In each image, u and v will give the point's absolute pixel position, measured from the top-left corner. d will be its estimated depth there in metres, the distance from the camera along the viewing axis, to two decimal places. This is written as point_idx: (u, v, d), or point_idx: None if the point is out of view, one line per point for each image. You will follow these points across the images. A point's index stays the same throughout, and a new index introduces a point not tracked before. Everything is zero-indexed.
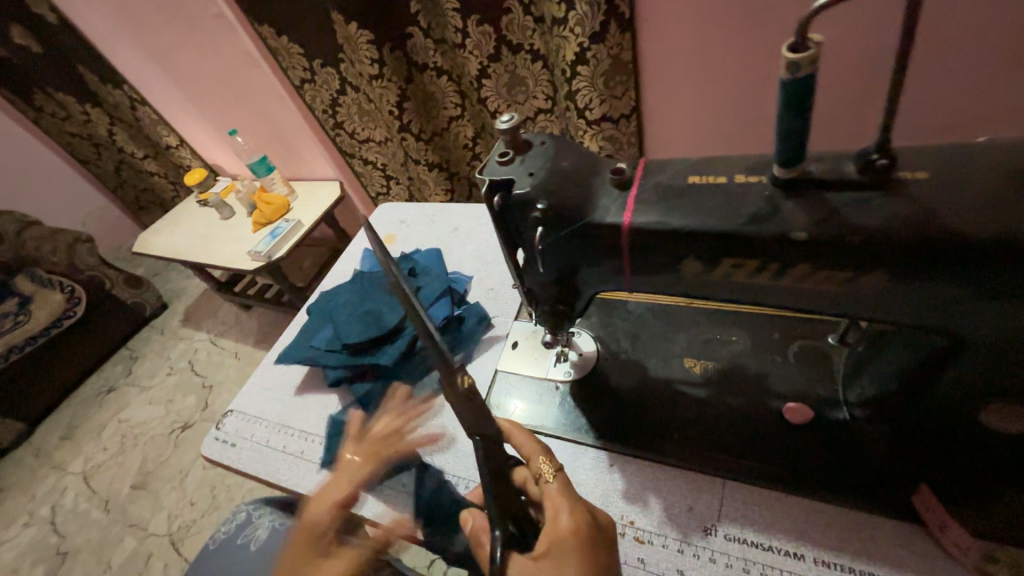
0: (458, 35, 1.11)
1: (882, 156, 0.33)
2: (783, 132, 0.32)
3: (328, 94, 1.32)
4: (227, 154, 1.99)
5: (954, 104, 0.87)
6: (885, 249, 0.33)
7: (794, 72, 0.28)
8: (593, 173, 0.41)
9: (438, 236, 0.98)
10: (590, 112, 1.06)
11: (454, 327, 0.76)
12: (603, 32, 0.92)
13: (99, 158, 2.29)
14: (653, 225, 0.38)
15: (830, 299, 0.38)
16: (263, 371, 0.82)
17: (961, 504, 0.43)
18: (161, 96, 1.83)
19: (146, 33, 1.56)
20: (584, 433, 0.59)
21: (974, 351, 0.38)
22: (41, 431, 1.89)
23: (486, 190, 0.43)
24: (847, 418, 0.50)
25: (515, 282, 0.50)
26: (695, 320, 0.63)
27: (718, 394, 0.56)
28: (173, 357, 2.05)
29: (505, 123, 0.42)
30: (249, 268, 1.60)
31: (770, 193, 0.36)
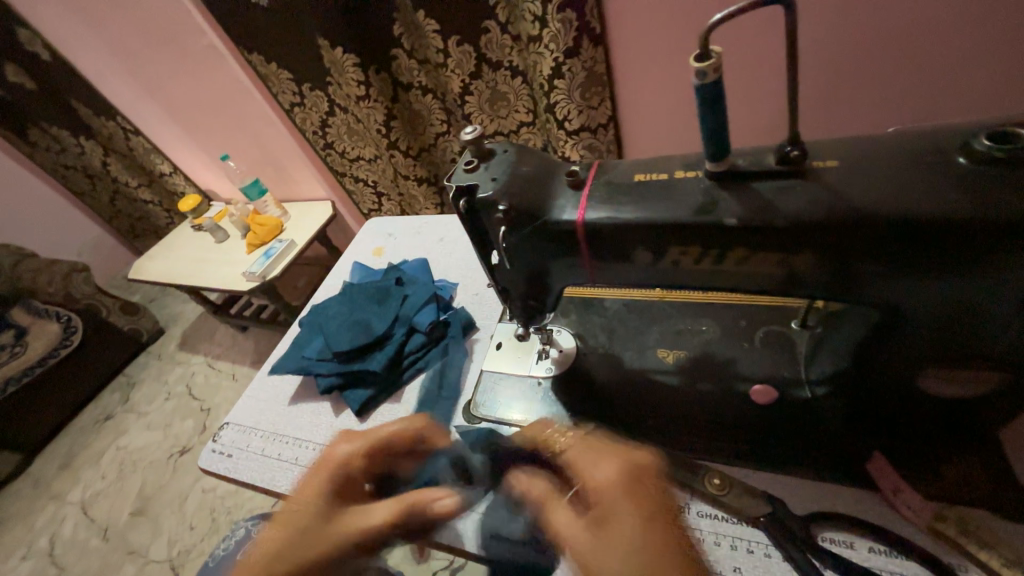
0: (440, 55, 1.15)
1: (794, 148, 0.37)
2: (706, 132, 0.35)
3: (317, 116, 1.37)
4: (220, 178, 2.04)
5: (900, 107, 0.92)
6: (808, 229, 0.36)
7: (703, 78, 0.32)
8: (551, 176, 0.45)
9: (426, 247, 1.02)
10: (568, 122, 1.11)
11: (441, 330, 0.79)
12: (576, 46, 0.98)
13: (94, 188, 2.33)
14: (606, 220, 0.41)
15: (773, 282, 0.41)
16: (258, 383, 0.84)
17: (912, 469, 0.46)
18: (154, 124, 1.88)
19: (138, 66, 1.61)
20: (565, 425, 0.62)
21: (910, 322, 0.40)
22: (40, 461, 1.89)
23: (453, 195, 0.46)
24: (808, 396, 0.53)
25: (490, 282, 0.54)
26: (667, 313, 0.66)
27: (690, 380, 0.59)
28: (171, 381, 2.06)
29: (469, 134, 0.46)
30: (244, 289, 1.63)
31: (706, 185, 0.39)
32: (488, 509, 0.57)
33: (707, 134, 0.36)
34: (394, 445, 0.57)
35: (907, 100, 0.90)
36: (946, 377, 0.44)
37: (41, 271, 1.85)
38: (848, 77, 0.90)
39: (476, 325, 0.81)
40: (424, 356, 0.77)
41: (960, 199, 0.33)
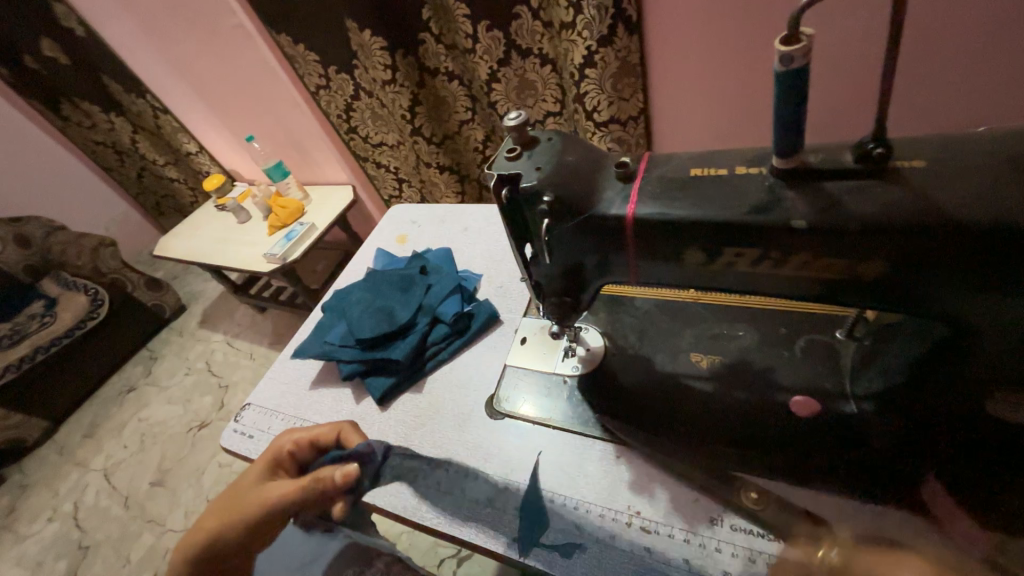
0: (469, 40, 1.12)
1: (878, 145, 0.34)
2: (779, 124, 0.33)
3: (344, 99, 1.36)
4: (244, 160, 2.05)
5: (962, 103, 0.87)
6: (883, 234, 0.33)
7: (787, 64, 0.29)
8: (598, 167, 0.43)
9: (449, 236, 1.00)
10: (597, 114, 1.07)
11: (465, 322, 0.77)
12: (611, 35, 0.94)
13: (123, 165, 2.37)
14: (658, 216, 0.39)
15: (835, 290, 0.39)
16: (280, 366, 0.84)
17: (971, 494, 0.43)
18: (181, 103, 1.89)
19: (169, 44, 1.62)
20: (591, 426, 0.60)
21: (985, 340, 0.37)
22: (65, 428, 1.95)
23: (493, 184, 0.44)
24: (856, 411, 0.50)
25: (524, 276, 0.52)
26: (702, 316, 0.64)
27: (726, 387, 0.57)
28: (191, 358, 2.10)
29: (513, 120, 0.43)
30: (265, 270, 1.65)
31: (771, 183, 0.36)
32: (511, 508, 0.56)
33: (779, 126, 0.33)
34: (320, 442, 0.62)
35: (970, 92, 0.86)
36: (1015, 400, 0.43)
37: (71, 244, 1.92)
38: (912, 64, 0.85)
39: (500, 318, 0.80)
40: (447, 347, 0.76)
41: None
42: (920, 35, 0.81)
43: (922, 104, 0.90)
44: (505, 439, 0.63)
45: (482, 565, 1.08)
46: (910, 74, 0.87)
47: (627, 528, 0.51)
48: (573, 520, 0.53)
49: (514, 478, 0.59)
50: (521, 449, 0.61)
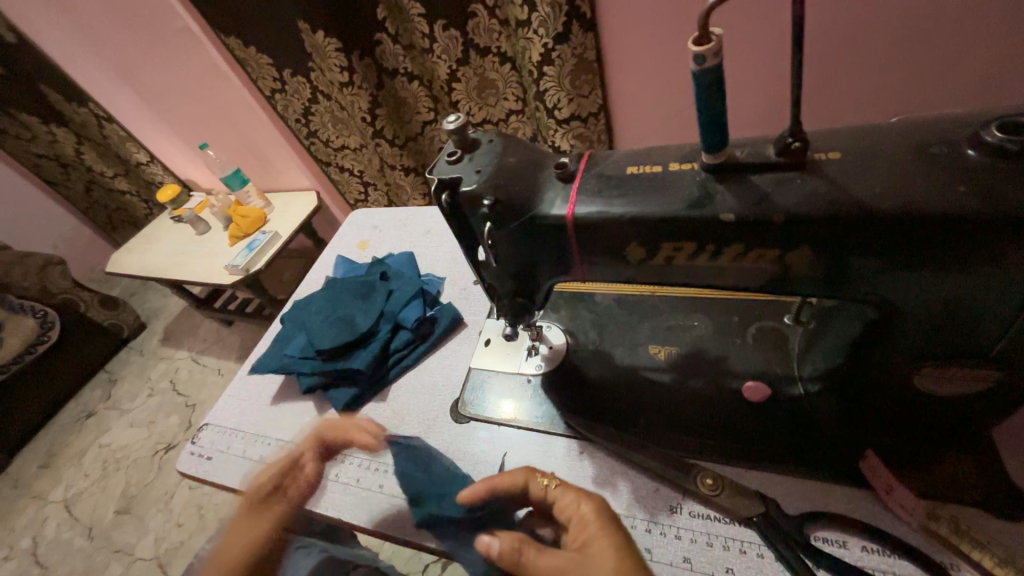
0: (425, 40, 1.11)
1: (796, 139, 0.35)
2: (704, 122, 0.33)
3: (300, 103, 1.32)
4: (199, 168, 1.97)
5: (895, 93, 0.91)
6: (805, 225, 0.35)
7: (701, 63, 0.30)
8: (539, 168, 0.43)
9: (412, 240, 0.99)
10: (558, 111, 1.08)
11: (428, 327, 0.76)
12: (566, 32, 0.94)
13: (67, 178, 2.24)
14: (597, 214, 0.39)
15: (769, 279, 0.40)
16: (238, 383, 0.81)
17: (903, 466, 0.46)
18: (127, 111, 1.80)
19: (108, 49, 1.53)
20: (555, 423, 0.60)
21: (907, 320, 0.39)
22: (18, 460, 1.84)
23: (435, 188, 0.44)
24: (802, 393, 0.52)
25: (477, 279, 0.51)
26: (659, 308, 0.65)
27: (682, 377, 0.58)
28: (154, 377, 2.01)
29: (452, 123, 0.43)
30: (226, 282, 1.59)
31: (702, 178, 0.37)
32: None
33: (706, 123, 0.33)
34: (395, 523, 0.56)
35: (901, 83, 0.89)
36: (936, 373, 0.42)
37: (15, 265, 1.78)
38: (843, 58, 0.88)
39: (464, 321, 0.79)
40: (411, 354, 0.75)
41: (969, 193, 0.31)
42: (856, 30, 0.84)
43: (863, 96, 0.93)
44: (470, 444, 0.62)
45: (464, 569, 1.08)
46: (842, 67, 0.90)
47: None
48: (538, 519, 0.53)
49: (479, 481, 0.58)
50: (485, 453, 0.61)
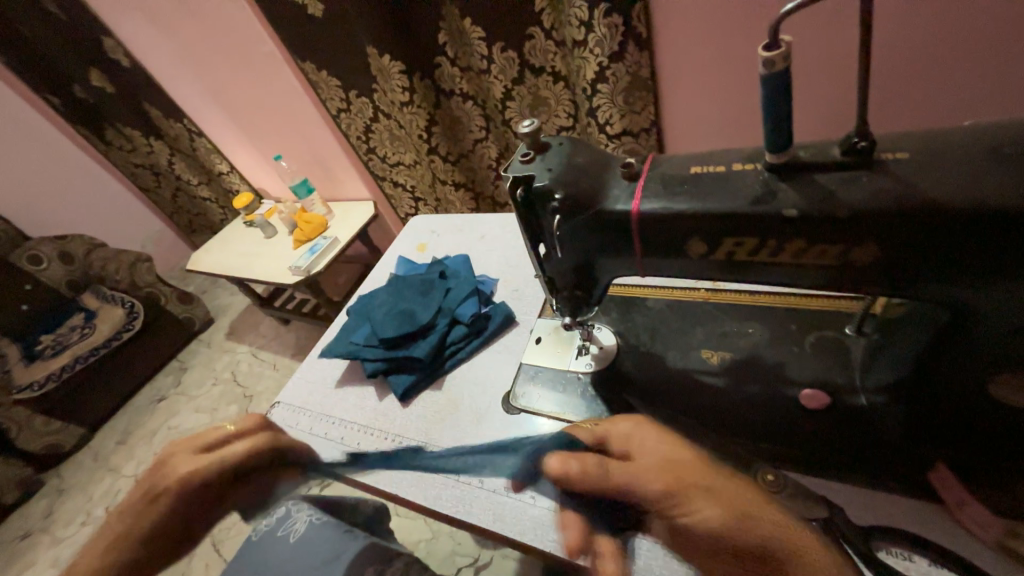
0: (484, 61, 1.19)
1: (863, 140, 0.36)
2: (770, 125, 0.36)
3: (363, 122, 1.44)
4: (271, 178, 2.16)
5: (964, 103, 0.90)
6: (874, 222, 0.36)
7: (770, 67, 0.32)
8: (605, 169, 0.46)
9: (467, 244, 1.05)
10: (610, 127, 1.12)
11: (481, 324, 0.81)
12: (621, 52, 0.99)
13: (159, 186, 2.52)
14: (661, 210, 0.42)
15: (832, 277, 0.41)
16: (308, 365, 0.89)
17: (979, 484, 0.44)
18: (215, 126, 2.02)
19: (205, 73, 1.74)
20: (605, 419, 0.62)
21: (980, 322, 0.39)
22: (100, 435, 2.04)
23: (509, 184, 0.48)
24: (865, 403, 0.51)
25: (537, 272, 0.56)
26: (712, 315, 0.66)
27: (736, 381, 0.58)
28: (218, 368, 2.18)
29: (527, 128, 0.47)
30: (290, 282, 1.72)
31: (766, 177, 0.39)
32: (527, 497, 0.58)
33: (770, 123, 0.36)
34: None
35: (967, 92, 0.88)
36: (1017, 384, 0.41)
37: (110, 261, 2.06)
38: (909, 64, 0.88)
39: (515, 320, 0.83)
40: (465, 347, 0.79)
41: None
42: (921, 43, 0.84)
43: (926, 108, 0.92)
44: (521, 433, 0.65)
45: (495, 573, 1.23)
46: (905, 70, 0.89)
47: None
48: None
49: None
50: None
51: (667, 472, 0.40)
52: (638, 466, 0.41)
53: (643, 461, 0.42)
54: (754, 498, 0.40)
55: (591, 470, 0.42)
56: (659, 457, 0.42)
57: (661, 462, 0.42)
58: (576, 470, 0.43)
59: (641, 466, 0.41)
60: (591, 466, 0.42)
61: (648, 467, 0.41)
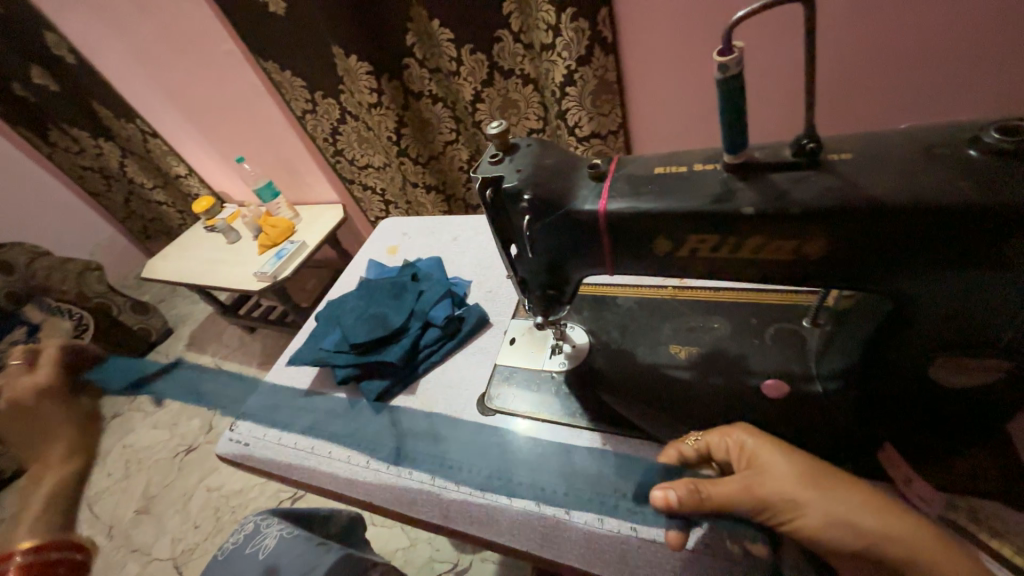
0: (453, 63, 1.18)
1: (811, 141, 0.38)
2: (727, 125, 0.37)
3: (329, 124, 1.40)
4: (233, 181, 2.07)
5: (905, 107, 0.96)
6: (824, 218, 0.38)
7: (725, 71, 0.34)
8: (572, 169, 0.47)
9: (440, 246, 1.04)
10: (579, 129, 1.14)
11: (455, 325, 0.81)
12: (588, 56, 1.01)
13: (110, 190, 2.39)
14: (627, 209, 0.43)
15: (788, 271, 0.43)
16: (275, 373, 0.86)
17: (925, 463, 0.47)
18: (171, 127, 1.93)
19: (159, 70, 1.66)
20: (578, 417, 0.63)
21: (919, 311, 0.42)
22: None
23: (479, 185, 0.48)
24: (821, 391, 0.54)
25: (509, 272, 0.56)
26: (679, 311, 0.68)
27: (703, 374, 0.60)
28: None
29: (495, 129, 0.48)
30: (255, 288, 1.66)
31: (725, 176, 0.41)
32: (502, 499, 0.56)
33: (727, 125, 0.37)
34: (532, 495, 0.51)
35: (908, 98, 0.94)
36: (954, 367, 0.44)
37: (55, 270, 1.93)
38: (849, 73, 0.94)
39: (489, 321, 0.83)
40: (439, 350, 0.79)
41: (967, 187, 0.34)
42: (868, 51, 0.90)
43: (872, 112, 0.98)
44: (494, 434, 0.64)
45: None
46: (849, 78, 0.95)
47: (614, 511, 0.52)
48: (562, 506, 0.54)
49: (509, 473, 0.57)
50: (510, 443, 0.62)
51: (773, 488, 0.42)
52: (738, 485, 0.43)
53: (749, 477, 0.44)
54: (874, 505, 0.41)
55: (688, 497, 0.42)
56: (768, 471, 0.44)
57: (770, 476, 0.43)
58: (674, 499, 0.43)
59: (748, 485, 0.43)
60: (688, 493, 0.42)
61: (748, 487, 0.43)
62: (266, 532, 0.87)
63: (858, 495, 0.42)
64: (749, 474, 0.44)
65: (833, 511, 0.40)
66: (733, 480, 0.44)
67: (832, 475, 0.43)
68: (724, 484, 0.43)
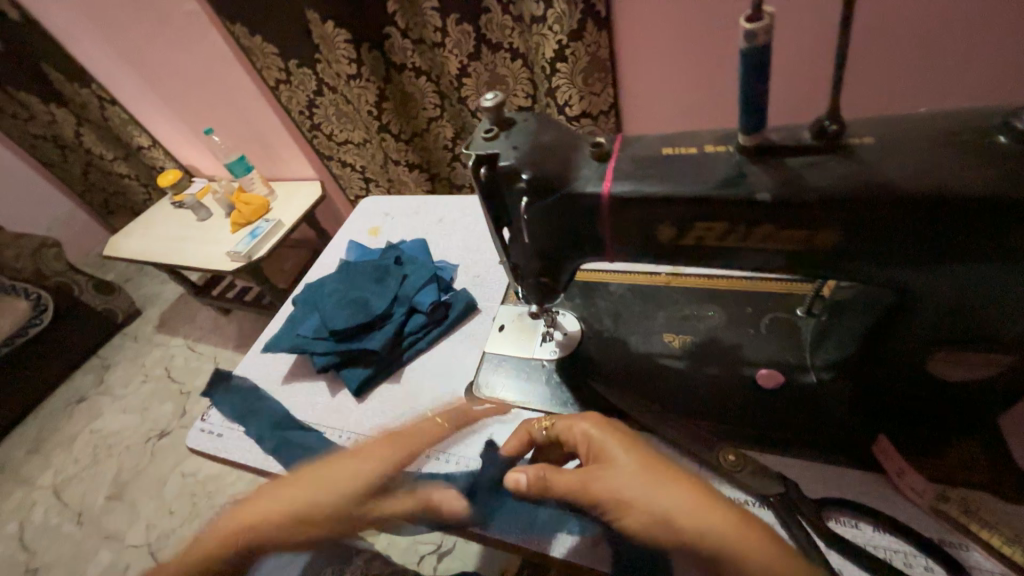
0: (438, 33, 1.12)
1: (833, 123, 0.36)
2: (747, 101, 0.34)
3: (305, 95, 1.32)
4: (201, 154, 1.95)
5: (900, 86, 0.96)
6: (840, 206, 0.36)
7: (751, 40, 0.31)
8: (573, 147, 0.44)
9: (425, 228, 1.00)
10: (569, 108, 1.09)
11: (442, 312, 0.77)
12: (580, 30, 0.96)
13: (65, 161, 2.22)
14: (632, 192, 0.40)
15: (797, 263, 0.42)
16: (250, 360, 0.81)
17: (916, 455, 0.47)
18: (131, 94, 1.79)
19: (114, 31, 1.53)
20: (569, 407, 0.61)
21: (923, 304, 0.41)
22: (7, 444, 1.80)
23: (473, 164, 0.44)
24: (815, 381, 0.54)
25: (501, 258, 0.53)
26: (674, 299, 0.66)
27: (697, 364, 0.59)
28: (148, 364, 1.98)
29: (489, 101, 0.44)
30: (228, 269, 1.58)
31: (738, 159, 0.38)
32: (492, 490, 0.56)
33: (747, 100, 0.34)
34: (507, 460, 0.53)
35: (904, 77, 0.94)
36: (953, 359, 0.45)
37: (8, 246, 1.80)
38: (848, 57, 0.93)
39: (477, 307, 0.80)
40: (425, 336, 0.75)
41: (990, 176, 0.33)
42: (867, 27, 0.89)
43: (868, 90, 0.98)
44: (482, 424, 0.63)
45: (460, 559, 1.22)
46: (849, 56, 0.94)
47: None
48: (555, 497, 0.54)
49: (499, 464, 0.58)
50: (500, 434, 0.61)
51: (606, 486, 0.40)
52: (575, 478, 0.41)
53: (589, 472, 0.41)
54: (698, 495, 0.38)
55: (534, 481, 0.43)
56: (610, 466, 0.41)
57: (609, 472, 0.41)
58: (522, 482, 0.43)
59: (587, 476, 0.41)
60: (534, 478, 0.43)
61: (586, 479, 0.41)
62: None
63: (682, 483, 0.39)
64: (591, 465, 0.42)
65: (650, 507, 0.38)
66: (574, 471, 0.42)
67: (669, 468, 0.40)
68: (565, 474, 0.42)
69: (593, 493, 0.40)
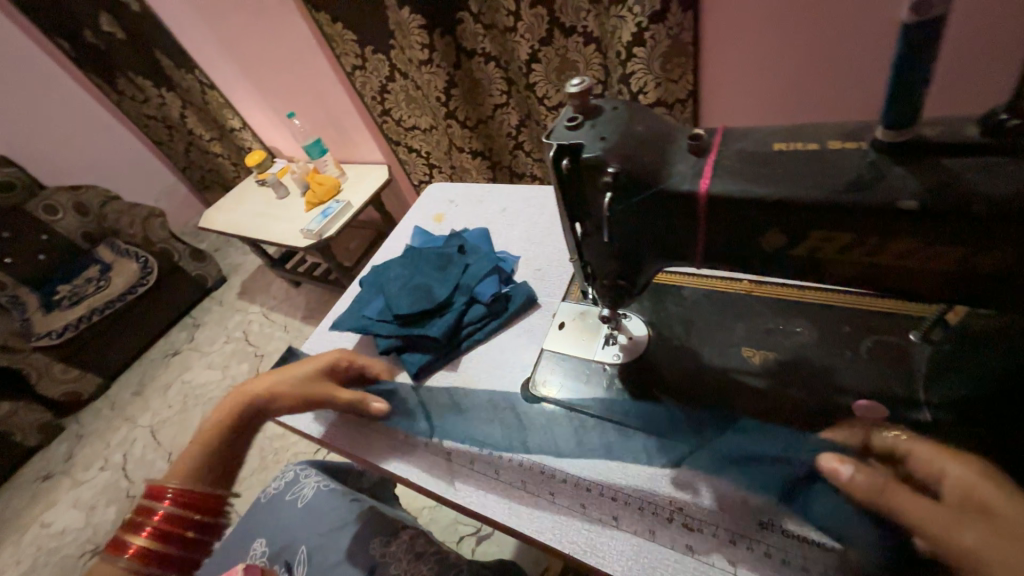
0: (511, 18, 1.09)
1: (1012, 116, 0.29)
2: (898, 88, 0.29)
3: (378, 81, 1.35)
4: (283, 136, 2.08)
5: None
6: (1010, 218, 0.30)
7: (923, 12, 0.25)
8: (668, 139, 0.40)
9: (487, 217, 0.99)
10: (644, 95, 1.03)
11: (502, 304, 0.76)
12: (664, 11, 0.89)
13: (171, 139, 2.47)
14: (739, 192, 0.36)
15: (937, 281, 0.36)
16: (318, 336, 0.85)
17: None
18: (227, 79, 1.93)
19: (215, 20, 1.65)
20: (629, 416, 0.57)
21: None
22: (116, 386, 2.06)
23: (554, 153, 0.42)
24: (928, 420, 0.46)
25: (573, 254, 0.51)
26: (757, 310, 0.60)
27: (780, 385, 0.53)
28: (230, 327, 2.18)
29: (575, 86, 0.41)
30: (301, 245, 1.68)
31: (871, 159, 0.33)
32: (545, 495, 0.55)
33: (896, 84, 0.29)
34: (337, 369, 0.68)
35: None
36: None
37: (124, 214, 2.04)
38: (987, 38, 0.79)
39: (538, 302, 0.78)
40: (484, 327, 0.75)
41: None
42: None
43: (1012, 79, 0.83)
44: (536, 424, 0.61)
45: (499, 545, 1.23)
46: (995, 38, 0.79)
47: (668, 525, 0.49)
48: (611, 512, 0.51)
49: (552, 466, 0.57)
50: (555, 437, 0.59)
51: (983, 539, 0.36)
52: (940, 513, 0.38)
53: (962, 514, 0.38)
54: None
55: (863, 484, 0.43)
56: (1003, 516, 0.36)
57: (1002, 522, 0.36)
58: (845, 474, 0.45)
59: (958, 517, 0.38)
60: (869, 481, 0.43)
61: (958, 517, 0.38)
62: (304, 482, 0.89)
63: None
64: (969, 510, 0.38)
65: None
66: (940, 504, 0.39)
67: None
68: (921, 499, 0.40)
69: (958, 527, 0.37)
